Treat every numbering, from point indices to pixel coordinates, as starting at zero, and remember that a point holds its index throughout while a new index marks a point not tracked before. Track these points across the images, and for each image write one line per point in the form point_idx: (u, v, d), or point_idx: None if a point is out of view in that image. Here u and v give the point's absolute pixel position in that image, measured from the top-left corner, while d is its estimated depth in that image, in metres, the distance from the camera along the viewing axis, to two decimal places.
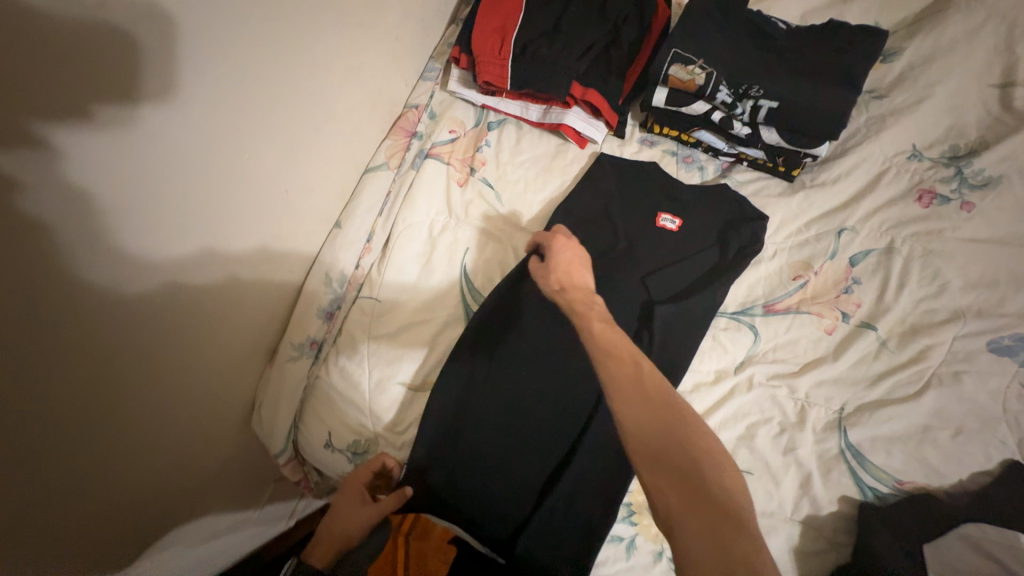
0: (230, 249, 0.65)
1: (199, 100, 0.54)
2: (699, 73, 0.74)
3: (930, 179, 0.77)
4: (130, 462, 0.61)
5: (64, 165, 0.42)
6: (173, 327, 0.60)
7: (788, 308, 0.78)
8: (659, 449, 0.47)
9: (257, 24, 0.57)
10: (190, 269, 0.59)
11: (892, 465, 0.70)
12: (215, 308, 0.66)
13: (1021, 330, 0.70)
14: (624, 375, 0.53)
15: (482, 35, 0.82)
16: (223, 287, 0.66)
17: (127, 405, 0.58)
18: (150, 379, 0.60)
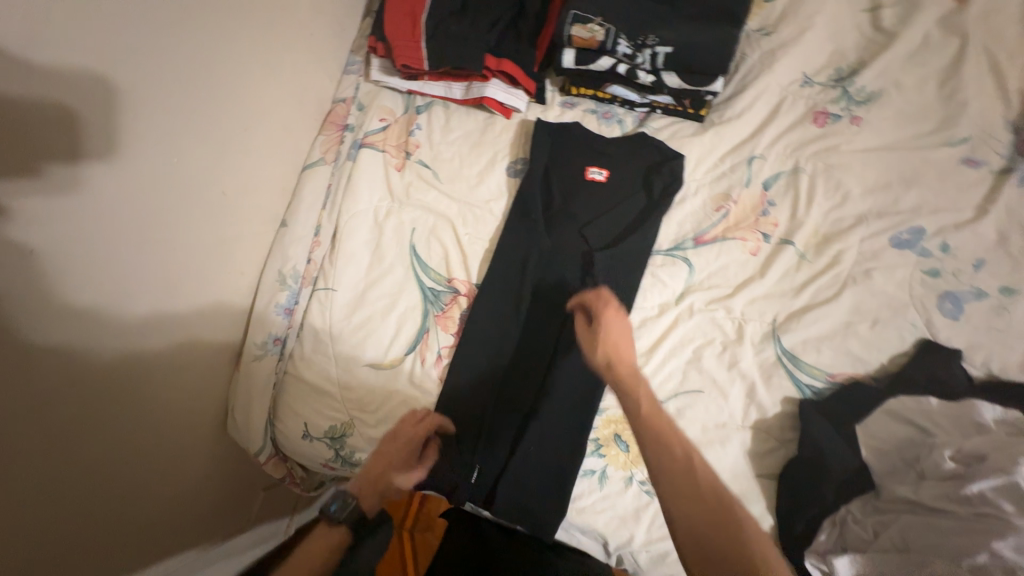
0: (179, 254, 0.67)
1: (132, 136, 0.57)
2: (598, 30, 0.80)
3: (821, 101, 0.85)
4: (106, 468, 0.64)
5: (19, 218, 0.46)
6: (137, 334, 0.63)
7: (715, 238, 0.84)
8: (708, 551, 0.49)
9: (174, 50, 0.60)
10: (144, 275, 0.62)
11: (823, 361, 0.77)
12: (172, 314, 0.68)
13: (915, 223, 0.78)
14: (673, 465, 0.55)
15: (395, 21, 0.86)
16: (179, 292, 0.68)
17: (105, 427, 0.62)
18: (122, 399, 0.64)
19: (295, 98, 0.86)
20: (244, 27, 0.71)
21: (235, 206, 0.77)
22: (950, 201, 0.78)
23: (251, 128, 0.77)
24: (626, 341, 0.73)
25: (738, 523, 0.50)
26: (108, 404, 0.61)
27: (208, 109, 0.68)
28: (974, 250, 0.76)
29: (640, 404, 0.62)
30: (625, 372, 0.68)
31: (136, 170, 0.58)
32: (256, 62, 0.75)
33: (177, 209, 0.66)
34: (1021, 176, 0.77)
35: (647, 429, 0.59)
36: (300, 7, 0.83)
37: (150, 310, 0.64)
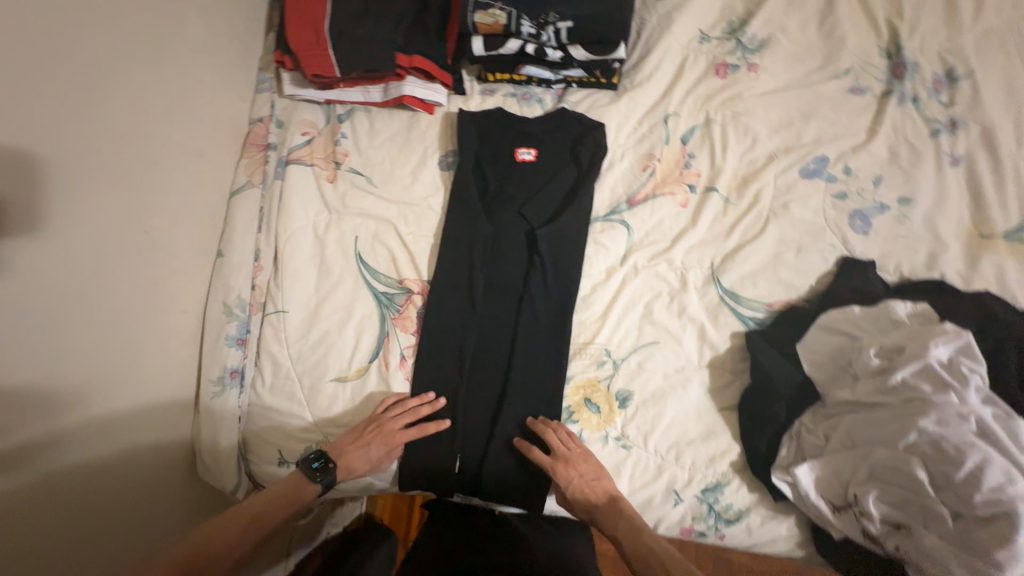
0: (103, 299, 0.66)
1: (24, 185, 0.54)
2: (500, 15, 0.82)
3: (720, 54, 0.90)
4: (86, 522, 0.63)
5: None
6: (76, 384, 0.62)
7: (646, 196, 0.88)
8: None
9: (49, 91, 0.58)
10: (68, 324, 0.60)
11: (760, 293, 0.82)
12: (104, 358, 0.66)
13: (818, 153, 0.85)
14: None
15: (298, 32, 0.86)
16: (107, 335, 0.66)
17: (64, 477, 0.60)
18: (73, 448, 0.62)
19: (207, 124, 0.84)
20: (132, 59, 0.69)
21: (161, 243, 0.75)
22: (845, 129, 0.85)
23: (164, 161, 0.75)
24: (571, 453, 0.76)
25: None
26: (69, 457, 0.61)
27: (113, 148, 0.66)
28: (872, 168, 0.83)
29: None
30: (604, 506, 0.73)
31: (38, 218, 0.56)
32: (154, 92, 0.73)
33: (95, 253, 0.64)
34: (899, 96, 0.85)
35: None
36: (194, 30, 0.80)
37: (83, 358, 0.63)
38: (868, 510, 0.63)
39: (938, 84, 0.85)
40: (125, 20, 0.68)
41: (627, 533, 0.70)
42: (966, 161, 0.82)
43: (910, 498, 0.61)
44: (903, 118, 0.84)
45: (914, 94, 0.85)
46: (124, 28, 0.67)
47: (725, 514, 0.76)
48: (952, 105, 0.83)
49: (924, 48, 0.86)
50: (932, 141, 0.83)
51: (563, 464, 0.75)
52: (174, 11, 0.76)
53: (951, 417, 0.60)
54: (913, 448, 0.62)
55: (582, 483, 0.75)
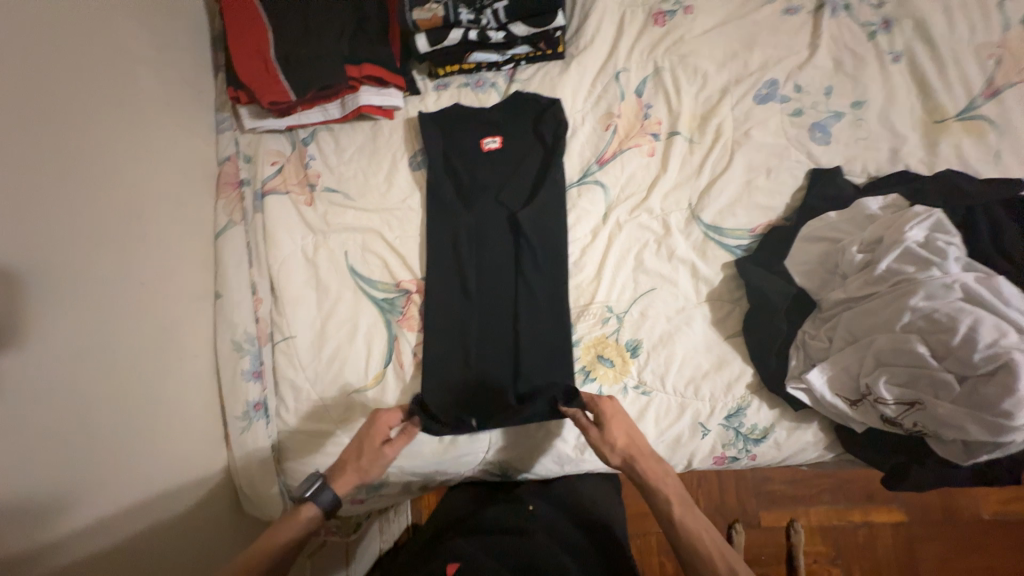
0: (118, 357, 0.68)
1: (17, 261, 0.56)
2: (437, 8, 0.85)
3: (655, 4, 0.93)
4: (150, 564, 0.67)
5: None
6: (109, 444, 0.64)
7: (614, 154, 0.90)
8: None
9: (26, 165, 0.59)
10: (89, 388, 0.63)
11: (741, 222, 0.85)
12: (131, 415, 0.68)
13: (767, 77, 0.88)
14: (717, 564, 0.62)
15: (245, 65, 0.87)
16: (129, 390, 0.69)
17: (116, 530, 0.64)
18: (118, 502, 0.65)
19: (178, 171, 0.85)
20: (94, 120, 0.70)
21: (158, 292, 0.77)
22: (788, 49, 0.88)
23: (144, 213, 0.77)
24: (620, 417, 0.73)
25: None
26: (117, 504, 0.65)
27: (94, 207, 0.68)
28: (820, 81, 0.86)
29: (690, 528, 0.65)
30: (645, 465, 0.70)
31: (41, 288, 0.58)
32: (122, 147, 0.74)
33: (101, 310, 0.66)
34: (832, 8, 0.88)
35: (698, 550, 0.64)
36: (146, 82, 0.82)
37: (111, 417, 0.65)
38: (881, 396, 0.66)
39: None
40: (80, 82, 0.69)
41: (679, 506, 0.67)
42: (906, 55, 0.85)
43: (917, 374, 0.64)
44: (840, 27, 0.87)
45: (845, 3, 0.88)
46: (81, 90, 0.69)
47: (752, 435, 0.80)
48: (883, 5, 0.87)
49: None
50: (871, 43, 0.86)
51: (611, 402, 0.74)
52: (123, 66, 0.78)
53: (937, 290, 0.63)
54: (910, 327, 0.65)
55: (631, 445, 0.72)
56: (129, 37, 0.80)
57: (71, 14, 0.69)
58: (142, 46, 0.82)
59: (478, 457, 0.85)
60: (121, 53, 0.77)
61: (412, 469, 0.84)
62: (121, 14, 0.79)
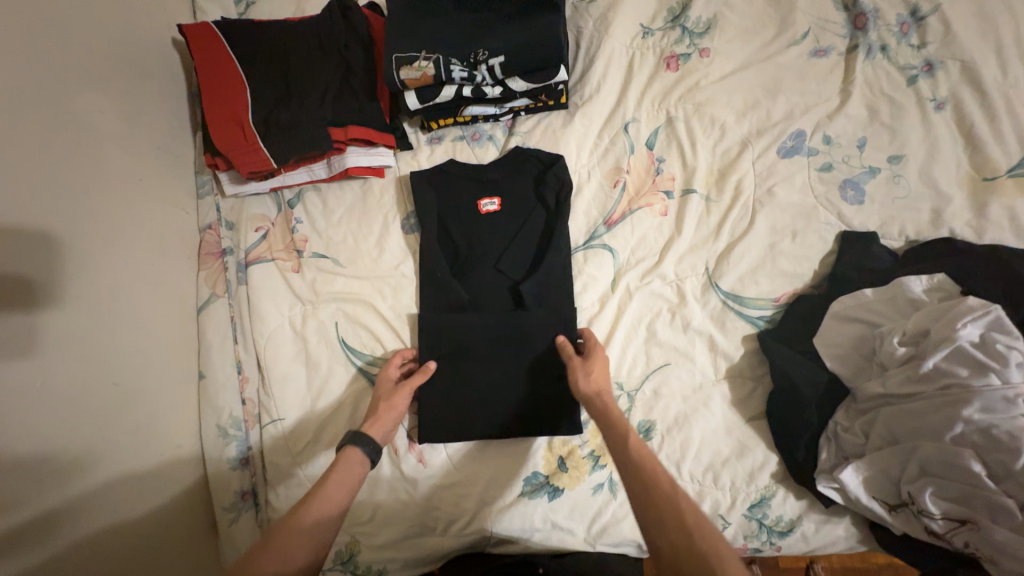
0: (83, 473, 0.64)
1: None
2: (427, 65, 0.77)
3: (667, 46, 0.84)
4: None
5: None
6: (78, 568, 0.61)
7: (623, 214, 0.83)
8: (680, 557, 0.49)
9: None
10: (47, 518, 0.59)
11: (764, 290, 0.77)
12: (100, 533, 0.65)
13: (794, 128, 0.79)
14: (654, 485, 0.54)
15: (222, 132, 0.80)
16: (99, 505, 0.65)
17: None
18: None
19: (153, 250, 0.79)
20: (58, 218, 0.65)
21: (136, 388, 0.72)
22: (816, 97, 0.79)
23: (116, 305, 0.72)
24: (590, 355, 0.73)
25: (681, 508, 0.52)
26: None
27: (57, 312, 0.63)
28: (853, 132, 0.78)
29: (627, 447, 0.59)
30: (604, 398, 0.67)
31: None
32: (87, 238, 0.69)
33: (62, 428, 0.62)
34: (867, 49, 0.79)
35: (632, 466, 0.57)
36: (116, 158, 0.76)
37: (76, 539, 0.62)
38: (926, 508, 0.59)
39: (905, 26, 0.78)
40: (39, 176, 0.63)
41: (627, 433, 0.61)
42: (951, 102, 0.76)
43: (970, 492, 0.57)
44: (876, 71, 0.78)
45: (881, 43, 0.78)
46: (39, 186, 0.63)
47: (777, 527, 0.73)
48: (925, 45, 0.77)
49: None
50: (911, 89, 0.77)
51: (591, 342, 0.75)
52: (89, 145, 0.72)
53: (996, 402, 0.56)
54: (962, 440, 0.58)
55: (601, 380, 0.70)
56: (96, 111, 0.74)
57: (27, 103, 0.63)
58: (111, 120, 0.76)
59: (440, 494, 0.78)
60: (87, 133, 0.72)
61: (410, 560, 0.78)
62: (86, 88, 0.73)
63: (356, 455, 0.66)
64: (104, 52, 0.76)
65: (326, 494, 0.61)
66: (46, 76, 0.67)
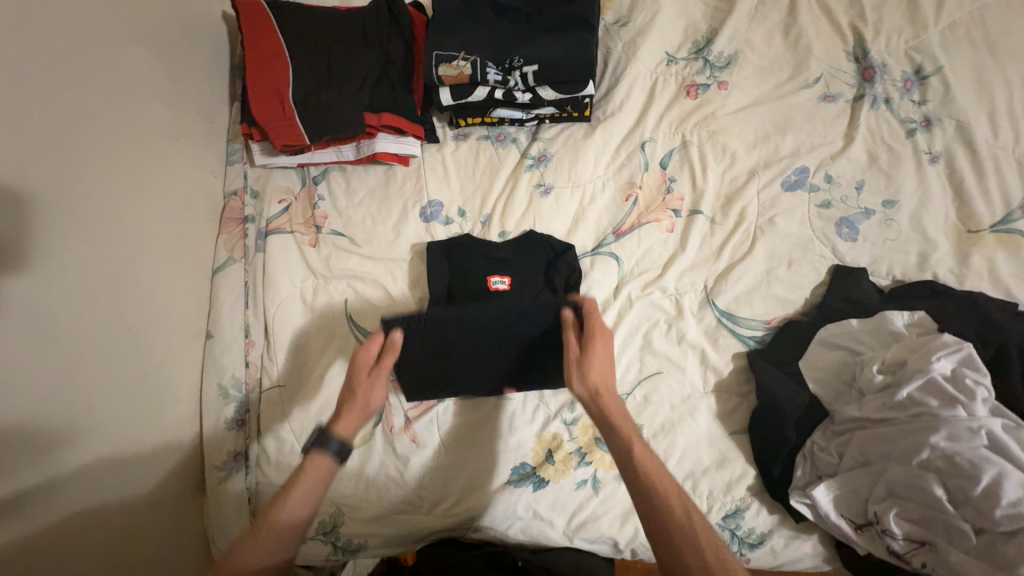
0: (97, 406, 0.67)
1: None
2: (464, 66, 0.82)
3: (689, 75, 0.90)
4: None
5: None
6: (87, 488, 0.66)
7: (632, 226, 0.87)
8: None
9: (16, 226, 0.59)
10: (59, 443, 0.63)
11: (757, 311, 0.82)
12: (106, 462, 0.68)
13: (798, 164, 0.85)
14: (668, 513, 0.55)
15: (260, 105, 0.84)
16: (108, 438, 0.69)
17: (117, 556, 0.68)
18: (110, 534, 0.68)
19: (180, 207, 0.82)
20: (95, 166, 0.69)
21: (145, 336, 0.75)
22: (821, 137, 0.85)
23: (136, 254, 0.75)
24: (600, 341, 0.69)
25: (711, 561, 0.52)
26: (77, 569, 0.63)
27: (77, 254, 0.66)
28: (853, 174, 0.83)
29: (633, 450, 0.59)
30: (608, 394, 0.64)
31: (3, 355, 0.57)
32: (117, 187, 0.72)
33: (71, 363, 0.65)
34: (872, 99, 0.85)
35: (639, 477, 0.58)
36: (157, 115, 0.79)
37: (89, 461, 0.66)
38: (890, 528, 0.62)
39: (908, 83, 0.84)
40: (79, 122, 0.67)
41: (638, 444, 0.60)
42: (945, 157, 0.82)
43: (931, 514, 0.60)
44: (879, 121, 0.84)
45: (885, 96, 0.84)
46: (77, 134, 0.67)
47: (748, 538, 0.75)
48: (925, 103, 0.83)
49: (890, 49, 0.86)
50: (910, 140, 0.83)
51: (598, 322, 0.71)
52: (133, 99, 0.75)
53: (962, 432, 0.60)
54: (928, 465, 0.61)
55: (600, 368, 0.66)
56: (144, 69, 0.78)
57: (78, 55, 0.67)
58: (157, 80, 0.80)
59: (429, 476, 0.80)
60: (132, 88, 0.75)
61: (392, 536, 0.80)
62: (138, 46, 0.76)
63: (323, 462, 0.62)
64: (158, 16, 0.80)
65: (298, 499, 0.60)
66: (101, 30, 0.71)
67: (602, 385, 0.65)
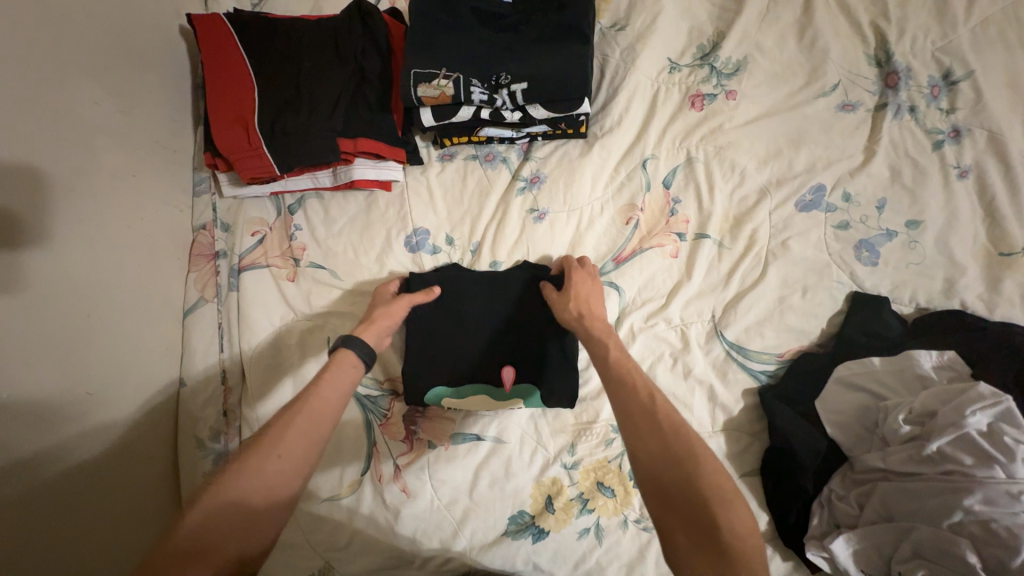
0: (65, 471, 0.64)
1: None
2: (446, 85, 0.75)
3: (693, 84, 0.82)
4: None
5: None
6: (76, 550, 0.63)
7: (633, 252, 0.80)
8: (673, 495, 0.51)
9: None
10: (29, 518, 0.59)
11: (769, 344, 0.76)
12: (87, 523, 0.65)
13: (814, 182, 0.78)
14: (638, 407, 0.57)
15: (225, 133, 0.77)
16: (86, 500, 0.66)
17: None
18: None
19: (143, 249, 0.77)
20: (40, 219, 0.63)
21: (112, 396, 0.70)
22: (839, 151, 0.78)
23: (95, 309, 0.69)
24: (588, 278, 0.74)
25: (679, 442, 0.53)
26: None
27: (32, 317, 0.61)
28: (874, 192, 0.76)
29: (611, 353, 0.64)
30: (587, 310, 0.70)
31: None
32: (66, 238, 0.66)
33: (28, 437, 0.60)
34: (895, 108, 0.77)
35: (612, 374, 0.61)
36: (108, 154, 0.73)
37: (70, 526, 0.63)
38: None
39: (935, 89, 0.77)
40: (20, 172, 0.61)
41: (617, 349, 0.64)
42: (975, 171, 0.74)
43: None
44: (902, 132, 0.77)
45: (910, 104, 0.77)
46: (19, 185, 0.61)
47: None
48: (954, 111, 0.76)
49: (916, 50, 0.78)
50: (936, 153, 0.75)
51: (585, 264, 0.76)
52: (80, 140, 0.69)
53: (998, 496, 0.55)
54: (960, 529, 0.57)
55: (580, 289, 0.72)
56: (92, 104, 0.71)
57: (14, 97, 0.61)
58: (106, 114, 0.73)
59: (422, 527, 0.75)
60: (79, 129, 0.69)
61: None
62: (82, 80, 0.70)
63: (346, 356, 0.64)
64: (104, 42, 0.73)
65: (320, 392, 0.59)
66: (37, 66, 0.64)
67: (585, 306, 0.70)
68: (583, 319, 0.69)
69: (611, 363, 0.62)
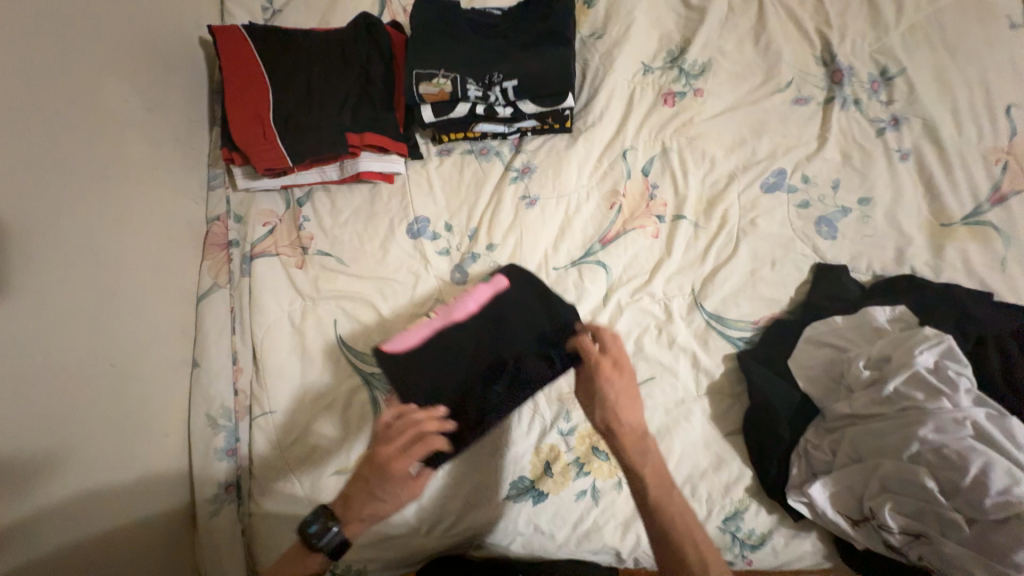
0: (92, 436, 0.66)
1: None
2: (444, 83, 0.83)
3: (665, 83, 0.92)
4: None
5: None
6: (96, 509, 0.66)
7: (618, 234, 0.87)
8: None
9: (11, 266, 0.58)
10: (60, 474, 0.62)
11: (744, 312, 0.83)
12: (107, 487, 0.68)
13: (776, 167, 0.87)
14: (681, 556, 0.61)
15: (243, 129, 0.84)
16: (109, 465, 0.69)
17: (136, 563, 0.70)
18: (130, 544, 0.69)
19: (162, 236, 0.82)
20: (75, 200, 0.68)
21: (133, 368, 0.73)
22: (796, 140, 0.87)
23: (119, 287, 0.73)
24: (627, 398, 0.72)
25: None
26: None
27: (65, 287, 0.65)
28: (828, 173, 0.85)
29: (644, 482, 0.68)
30: (618, 428, 0.71)
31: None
32: (97, 219, 0.71)
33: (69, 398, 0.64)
34: (842, 101, 0.87)
35: (656, 520, 0.65)
36: (134, 146, 0.79)
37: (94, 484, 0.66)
38: (885, 522, 0.63)
39: (875, 84, 0.87)
40: (61, 157, 0.67)
41: (656, 487, 0.67)
42: (914, 154, 0.84)
43: (923, 507, 0.62)
44: (849, 122, 0.87)
45: (854, 97, 0.87)
46: (60, 167, 0.66)
47: (749, 540, 0.74)
48: (892, 102, 0.86)
49: (856, 52, 0.89)
50: (880, 139, 0.85)
51: (618, 380, 0.73)
52: (111, 132, 0.75)
53: (947, 424, 0.63)
54: (918, 458, 0.63)
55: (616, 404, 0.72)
56: (121, 100, 0.78)
57: (57, 90, 0.67)
58: (133, 110, 0.79)
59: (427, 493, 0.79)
60: (111, 121, 0.75)
61: (393, 559, 0.78)
62: (114, 79, 0.77)
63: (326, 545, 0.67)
64: (134, 47, 0.80)
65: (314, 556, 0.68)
66: (76, 65, 0.71)
67: (613, 419, 0.72)
68: (611, 436, 0.71)
69: (647, 500, 0.67)
